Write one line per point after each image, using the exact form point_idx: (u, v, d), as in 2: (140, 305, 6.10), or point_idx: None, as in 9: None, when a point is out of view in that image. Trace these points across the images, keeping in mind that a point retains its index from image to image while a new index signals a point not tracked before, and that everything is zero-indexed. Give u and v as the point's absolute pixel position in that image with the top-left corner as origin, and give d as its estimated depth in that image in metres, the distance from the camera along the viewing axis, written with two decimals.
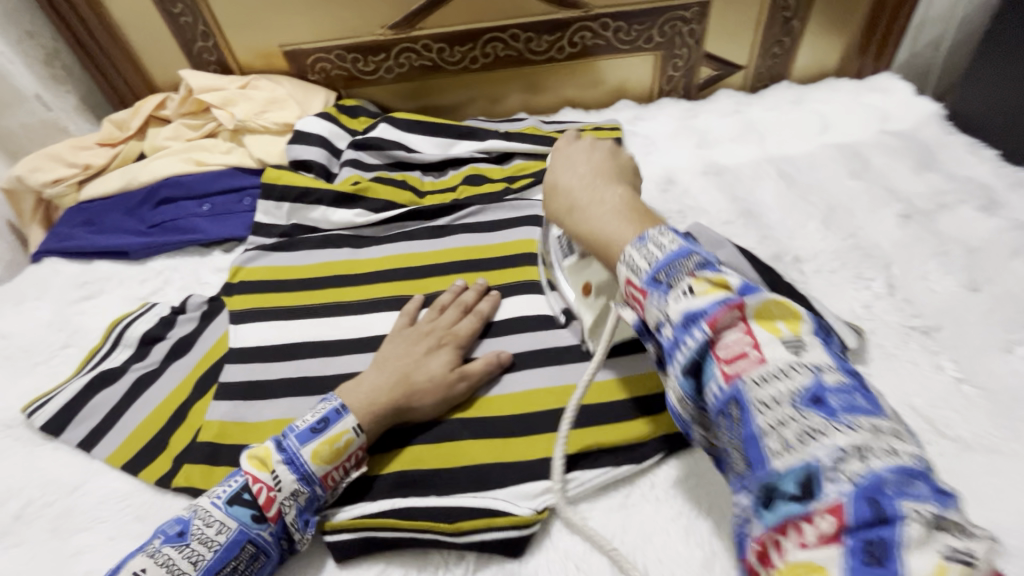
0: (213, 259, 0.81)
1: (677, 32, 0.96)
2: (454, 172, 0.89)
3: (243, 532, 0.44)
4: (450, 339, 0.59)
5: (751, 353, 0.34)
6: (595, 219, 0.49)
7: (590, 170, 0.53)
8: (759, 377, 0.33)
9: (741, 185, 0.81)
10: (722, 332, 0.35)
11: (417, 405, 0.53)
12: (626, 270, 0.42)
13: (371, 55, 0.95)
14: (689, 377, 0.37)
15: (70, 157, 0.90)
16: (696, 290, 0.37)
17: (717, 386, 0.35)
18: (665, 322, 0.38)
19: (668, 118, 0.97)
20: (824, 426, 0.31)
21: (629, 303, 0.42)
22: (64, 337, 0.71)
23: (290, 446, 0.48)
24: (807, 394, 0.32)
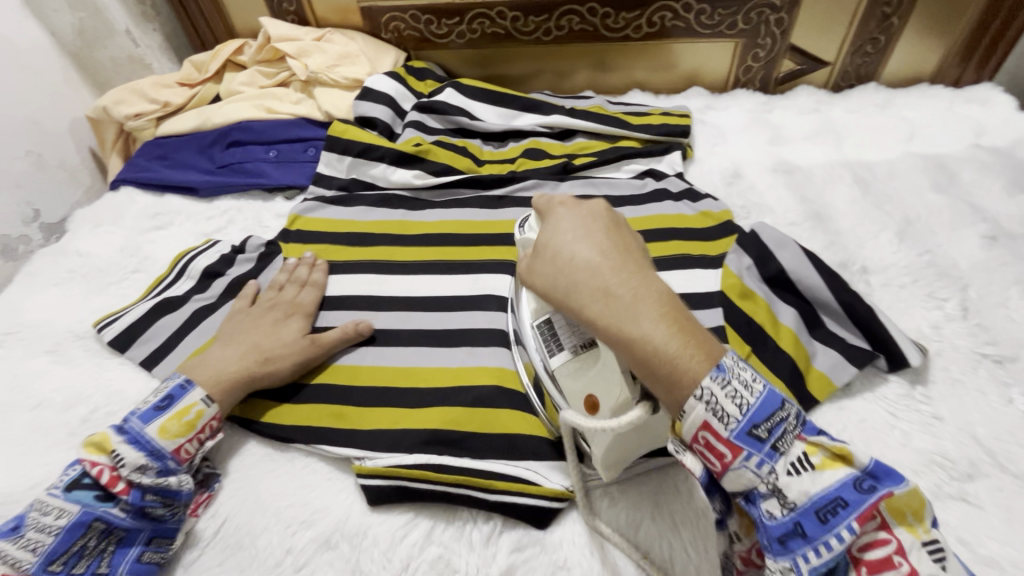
0: (275, 205, 0.83)
1: (764, 20, 0.91)
2: (514, 144, 0.88)
3: (87, 513, 0.45)
4: (296, 308, 0.63)
5: (811, 469, 0.36)
6: (641, 316, 0.37)
7: (589, 243, 0.40)
8: (807, 477, 0.36)
9: (813, 187, 0.77)
10: (867, 526, 0.35)
11: (270, 372, 0.56)
12: (703, 411, 0.36)
13: (445, 18, 0.95)
14: (799, 539, 0.36)
15: (152, 93, 0.94)
16: (816, 464, 0.37)
17: (832, 544, 0.35)
18: (771, 495, 0.37)
19: (741, 111, 0.93)
20: (868, 531, 0.35)
21: (665, 393, 0.38)
22: (134, 263, 0.75)
23: (132, 427, 0.49)
24: (845, 501, 0.35)
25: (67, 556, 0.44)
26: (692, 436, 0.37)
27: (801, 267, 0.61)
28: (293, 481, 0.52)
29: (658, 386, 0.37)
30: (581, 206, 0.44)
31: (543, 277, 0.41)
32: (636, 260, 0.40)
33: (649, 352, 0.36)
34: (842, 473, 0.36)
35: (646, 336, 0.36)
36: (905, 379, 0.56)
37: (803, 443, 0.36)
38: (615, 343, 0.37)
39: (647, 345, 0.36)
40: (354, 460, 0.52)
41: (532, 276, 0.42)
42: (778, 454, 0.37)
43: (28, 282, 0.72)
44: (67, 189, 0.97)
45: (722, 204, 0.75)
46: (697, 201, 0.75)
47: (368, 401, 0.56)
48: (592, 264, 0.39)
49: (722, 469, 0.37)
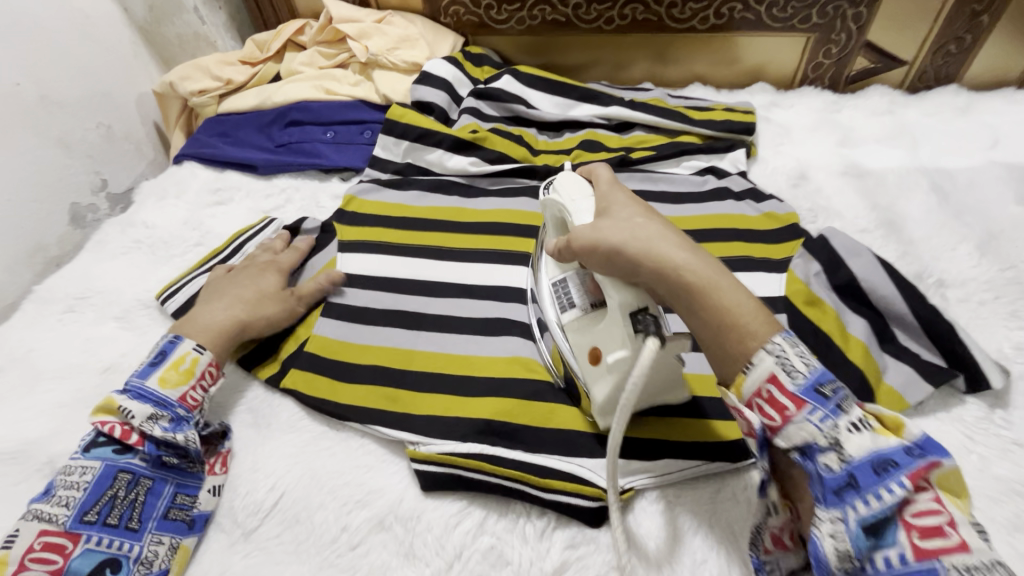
0: (332, 186, 0.84)
1: (840, 15, 0.86)
2: (570, 135, 0.87)
3: (110, 465, 0.49)
4: (273, 264, 0.66)
5: (928, 516, 0.34)
6: (726, 298, 0.42)
7: (639, 217, 0.45)
8: (948, 552, 0.32)
9: (885, 193, 0.74)
10: (919, 490, 0.34)
11: (257, 321, 0.60)
12: (773, 364, 0.39)
13: (505, 3, 0.94)
14: (863, 530, 0.35)
15: (215, 71, 0.96)
16: (873, 428, 0.37)
17: (899, 554, 0.34)
18: (832, 451, 0.37)
19: (808, 109, 0.89)
20: (957, 543, 0.32)
21: (751, 406, 0.40)
22: (197, 236, 0.77)
23: (133, 384, 0.53)
24: (907, 480, 0.34)
25: (99, 506, 0.47)
26: (755, 389, 0.40)
27: (874, 277, 0.58)
28: (348, 460, 0.52)
29: (724, 339, 0.41)
30: (624, 191, 0.49)
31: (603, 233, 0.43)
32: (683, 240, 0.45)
33: (721, 305, 0.41)
34: (913, 458, 0.35)
35: (720, 293, 0.41)
36: (984, 402, 0.53)
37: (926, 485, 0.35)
38: (687, 297, 0.42)
39: (730, 308, 0.41)
40: (409, 444, 0.52)
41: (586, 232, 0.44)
42: (842, 412, 0.37)
43: (98, 250, 0.75)
44: (132, 161, 1.00)
45: (787, 206, 0.72)
46: (761, 202, 0.72)
47: (420, 385, 0.56)
48: (667, 254, 0.42)
49: (781, 422, 0.39)
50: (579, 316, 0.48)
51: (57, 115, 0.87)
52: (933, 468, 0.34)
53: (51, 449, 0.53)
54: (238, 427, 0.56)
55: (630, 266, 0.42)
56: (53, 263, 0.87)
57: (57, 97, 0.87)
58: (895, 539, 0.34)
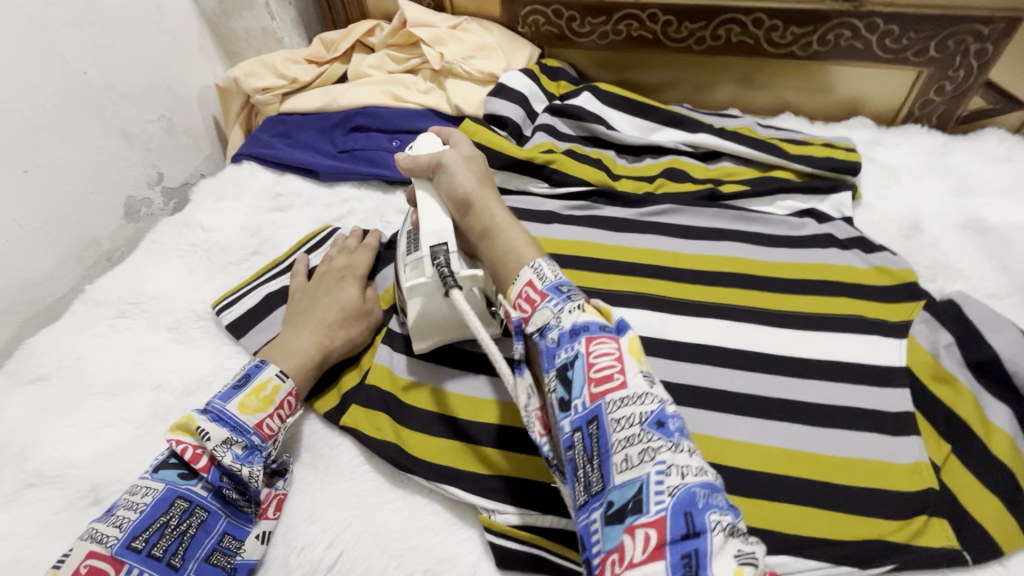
0: (396, 198, 0.79)
1: (962, 50, 0.78)
2: (652, 161, 0.81)
3: (170, 490, 0.45)
4: (346, 272, 0.61)
5: (615, 375, 0.39)
6: (507, 239, 0.51)
7: (474, 176, 0.56)
8: (618, 400, 0.38)
9: (1013, 253, 0.66)
10: (595, 347, 0.41)
11: (337, 343, 0.56)
12: (530, 273, 0.46)
13: (590, 16, 0.88)
14: (562, 385, 0.41)
15: (281, 69, 0.92)
16: (587, 309, 0.44)
17: (581, 402, 0.40)
18: (556, 326, 0.43)
19: (915, 151, 0.81)
20: (659, 446, 0.36)
21: (515, 302, 0.46)
22: (254, 244, 0.73)
23: (214, 405, 0.48)
24: (652, 418, 0.37)
25: (149, 532, 0.42)
26: (518, 292, 0.46)
27: None
28: (414, 519, 0.47)
29: (504, 263, 0.50)
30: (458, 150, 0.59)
31: (450, 175, 0.55)
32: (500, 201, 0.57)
33: (507, 243, 0.51)
34: (653, 399, 0.38)
35: (505, 232, 0.51)
36: None
37: (616, 349, 0.41)
38: (482, 235, 0.52)
39: (512, 250, 0.50)
40: (481, 511, 0.47)
41: (438, 175, 0.56)
42: (575, 336, 0.42)
43: (153, 250, 0.72)
44: (189, 156, 0.97)
45: (903, 260, 0.64)
46: (872, 254, 0.65)
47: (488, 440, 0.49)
48: (464, 192, 0.54)
49: (530, 313, 0.45)
50: (407, 257, 0.54)
51: (121, 106, 0.85)
52: (613, 338, 0.42)
53: (97, 477, 0.49)
54: (297, 468, 0.52)
55: (459, 201, 0.54)
56: (103, 258, 0.85)
57: (123, 87, 0.85)
58: (580, 392, 0.40)
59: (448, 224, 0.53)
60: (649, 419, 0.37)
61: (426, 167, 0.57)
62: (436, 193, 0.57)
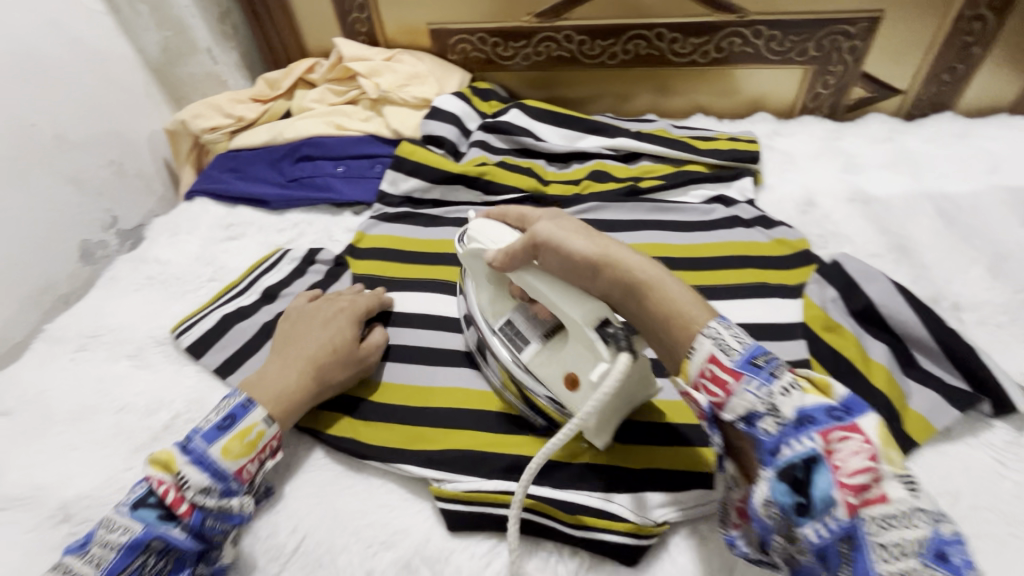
0: (344, 219, 0.85)
1: (837, 47, 0.89)
2: (579, 166, 0.88)
3: (146, 533, 0.44)
4: (348, 308, 0.60)
5: (874, 488, 0.35)
6: (668, 291, 0.43)
7: (584, 237, 0.46)
8: (882, 519, 0.34)
9: (893, 218, 0.75)
10: (835, 443, 0.36)
11: (324, 385, 0.55)
12: (712, 345, 0.40)
13: (512, 40, 0.97)
14: (782, 484, 0.36)
15: (227, 108, 0.98)
16: (801, 387, 0.38)
17: (834, 515, 0.35)
18: (769, 414, 0.38)
19: (810, 138, 0.91)
20: None
21: (699, 382, 0.41)
22: (209, 272, 0.77)
23: (197, 447, 0.48)
24: (931, 548, 0.33)
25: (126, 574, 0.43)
26: (698, 370, 0.40)
27: (891, 302, 0.58)
28: (371, 499, 0.52)
29: (672, 332, 0.42)
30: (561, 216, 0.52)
31: (563, 243, 0.46)
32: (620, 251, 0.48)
33: (666, 298, 0.43)
34: (926, 519, 0.34)
35: (659, 286, 0.43)
36: (1011, 426, 0.53)
37: (850, 440, 0.36)
38: (628, 294, 0.44)
39: (674, 304, 0.42)
40: (433, 482, 0.51)
41: (543, 256, 0.47)
42: (770, 401, 0.38)
43: (110, 287, 0.75)
44: (142, 198, 1.01)
45: (798, 232, 0.72)
46: (772, 228, 0.73)
47: (435, 420, 0.55)
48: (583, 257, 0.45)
49: (725, 397, 0.39)
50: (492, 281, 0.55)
51: (71, 154, 0.88)
52: (853, 428, 0.36)
53: (63, 495, 0.52)
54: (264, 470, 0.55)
55: (584, 266, 0.45)
56: (61, 301, 0.87)
57: (72, 136, 0.88)
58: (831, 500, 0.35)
59: (580, 301, 0.46)
60: (928, 550, 0.33)
61: (516, 220, 0.55)
62: (545, 276, 0.48)
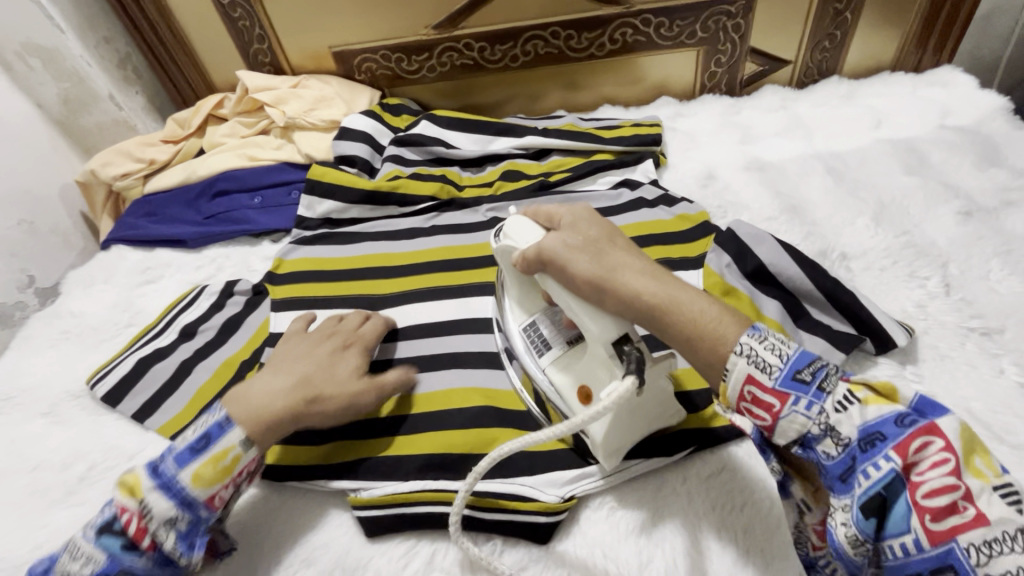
0: (262, 249, 0.85)
1: (721, 27, 0.94)
2: (492, 168, 0.90)
3: (110, 564, 0.44)
4: (354, 342, 0.61)
5: (967, 508, 0.34)
6: (686, 305, 0.44)
7: (591, 255, 0.47)
8: (981, 542, 0.33)
9: (786, 182, 0.79)
10: (915, 456, 0.36)
11: (316, 409, 0.53)
12: (746, 364, 0.41)
13: (414, 54, 0.98)
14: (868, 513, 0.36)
15: (137, 153, 0.96)
16: (865, 402, 0.39)
17: (914, 540, 0.34)
18: (828, 436, 0.38)
19: (710, 115, 0.95)
20: None
21: (741, 408, 0.42)
22: (127, 317, 0.77)
23: (167, 470, 0.47)
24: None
25: None
26: (738, 394, 0.42)
27: (779, 261, 0.61)
28: (293, 520, 0.54)
29: (694, 347, 0.43)
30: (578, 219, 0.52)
31: (565, 259, 0.47)
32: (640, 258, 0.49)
33: (683, 316, 0.44)
34: None
35: (684, 304, 0.44)
36: (895, 360, 0.57)
37: (934, 451, 0.35)
38: (651, 314, 0.44)
39: (691, 317, 0.43)
40: (352, 493, 0.54)
41: (551, 270, 0.49)
42: (825, 394, 0.39)
43: (23, 347, 0.74)
44: (60, 253, 0.99)
45: (697, 205, 0.75)
46: (673, 205, 0.75)
47: (358, 432, 0.58)
48: (593, 275, 0.46)
49: (773, 420, 0.40)
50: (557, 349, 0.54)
51: None
52: (932, 431, 0.36)
53: None
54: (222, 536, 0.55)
55: (591, 286, 0.46)
56: None
57: None
58: (907, 523, 0.35)
59: (597, 323, 0.46)
60: None
61: (538, 260, 0.50)
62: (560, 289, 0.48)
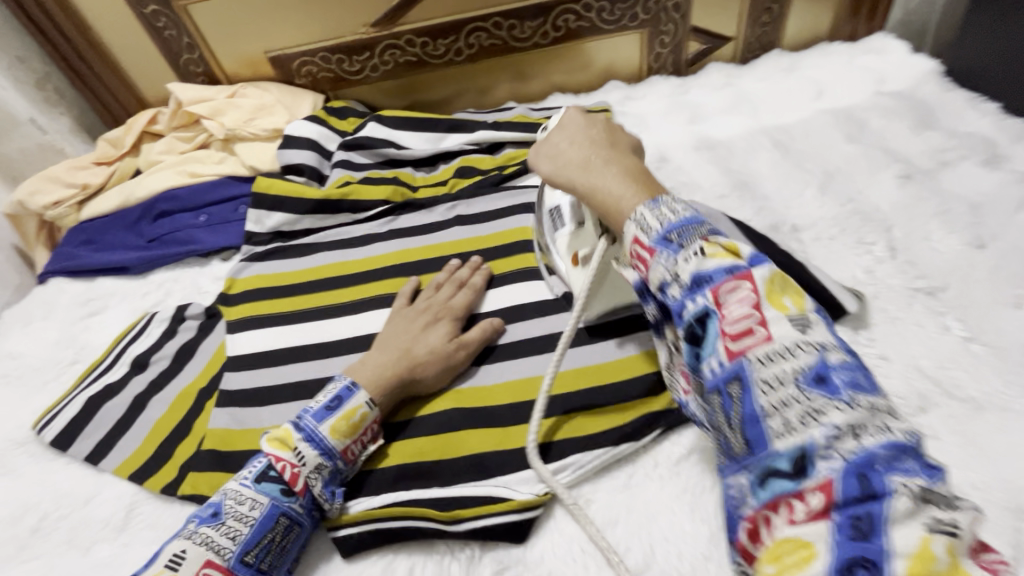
0: (213, 269, 0.83)
1: (662, 8, 0.94)
2: (446, 166, 0.88)
3: (274, 506, 0.49)
4: (445, 314, 0.63)
5: (756, 330, 0.37)
6: (610, 186, 0.47)
7: (563, 146, 0.52)
8: (765, 356, 0.36)
9: (735, 158, 0.80)
10: (725, 294, 0.38)
11: (422, 376, 0.57)
12: (635, 228, 0.43)
13: (355, 54, 0.95)
14: (690, 344, 0.40)
15: (68, 178, 0.91)
16: (707, 252, 0.39)
17: (719, 361, 0.38)
18: (674, 281, 0.40)
19: (658, 96, 0.96)
20: (823, 406, 0.33)
21: (632, 262, 0.44)
22: (71, 354, 0.74)
23: (307, 424, 0.52)
24: (810, 373, 0.35)
25: (258, 547, 0.47)
26: (628, 252, 0.44)
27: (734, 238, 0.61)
28: None
29: (613, 223, 0.47)
30: (577, 116, 0.55)
31: (534, 163, 0.54)
32: (615, 150, 0.50)
33: (607, 200, 0.47)
34: (809, 348, 0.35)
35: (607, 188, 0.47)
36: (848, 326, 0.58)
37: (752, 291, 0.38)
38: (585, 196, 0.49)
39: (606, 194, 0.47)
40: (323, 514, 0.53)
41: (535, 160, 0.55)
42: (681, 248, 0.40)
43: None
44: None
45: None
46: None
47: None
48: (550, 172, 0.52)
49: (646, 276, 0.43)
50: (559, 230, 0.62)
51: None
52: (745, 276, 0.38)
53: None
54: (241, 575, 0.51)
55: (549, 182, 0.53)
56: None
57: None
58: (715, 349, 0.38)
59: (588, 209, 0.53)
60: (805, 377, 0.34)
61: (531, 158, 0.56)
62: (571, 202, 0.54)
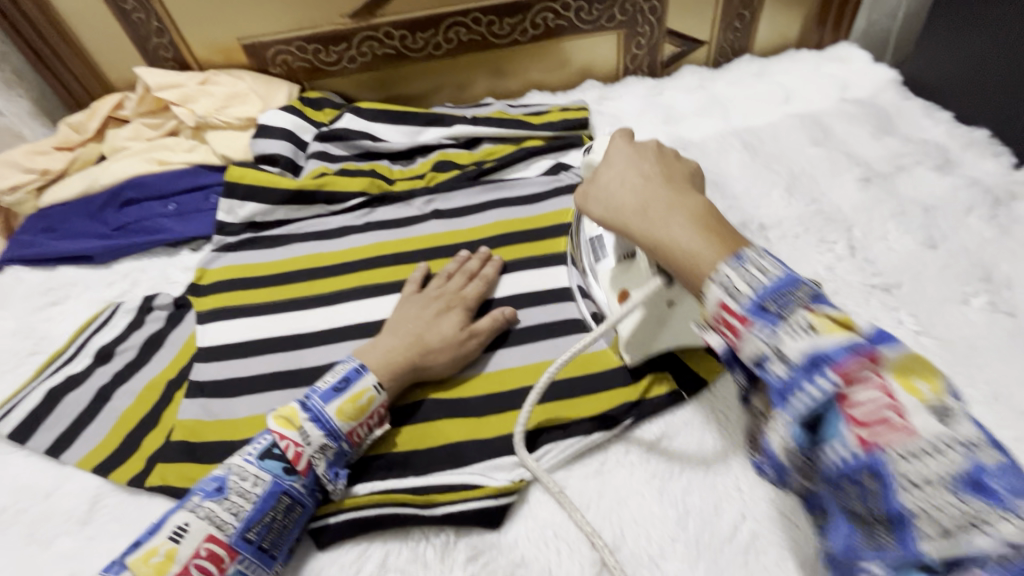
0: (182, 259, 0.81)
1: (638, 10, 0.96)
2: (423, 161, 0.87)
3: (277, 484, 0.48)
4: (458, 303, 0.63)
5: (893, 419, 0.30)
6: (673, 228, 0.42)
7: (618, 201, 0.47)
8: (907, 451, 0.29)
9: (707, 158, 0.82)
10: (854, 381, 0.31)
11: (432, 363, 0.58)
12: (719, 291, 0.37)
13: (332, 45, 0.94)
14: (801, 427, 0.33)
15: (26, 163, 0.87)
16: (817, 326, 0.33)
17: (847, 448, 0.31)
18: (777, 357, 0.34)
19: (634, 97, 0.97)
20: (986, 512, 0.28)
21: (715, 326, 0.38)
22: (30, 344, 0.72)
23: (314, 405, 0.51)
24: (966, 476, 0.28)
25: (258, 526, 0.47)
26: (711, 316, 0.38)
27: None
28: None
29: (689, 280, 0.41)
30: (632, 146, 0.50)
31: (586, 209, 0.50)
32: (685, 193, 0.45)
33: (685, 251, 0.41)
34: (960, 447, 0.29)
35: (680, 242, 0.41)
36: None
37: (873, 369, 0.32)
38: (654, 251, 0.44)
39: (675, 244, 0.41)
40: None
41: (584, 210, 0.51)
42: (782, 319, 0.34)
43: None
44: None
45: None
46: None
47: None
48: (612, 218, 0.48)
49: (737, 343, 0.36)
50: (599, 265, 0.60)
51: None
52: (875, 356, 0.32)
53: None
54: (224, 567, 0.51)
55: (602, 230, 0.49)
56: None
57: None
58: (840, 432, 0.32)
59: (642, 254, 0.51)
60: (964, 479, 0.28)
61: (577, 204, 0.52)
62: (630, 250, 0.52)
